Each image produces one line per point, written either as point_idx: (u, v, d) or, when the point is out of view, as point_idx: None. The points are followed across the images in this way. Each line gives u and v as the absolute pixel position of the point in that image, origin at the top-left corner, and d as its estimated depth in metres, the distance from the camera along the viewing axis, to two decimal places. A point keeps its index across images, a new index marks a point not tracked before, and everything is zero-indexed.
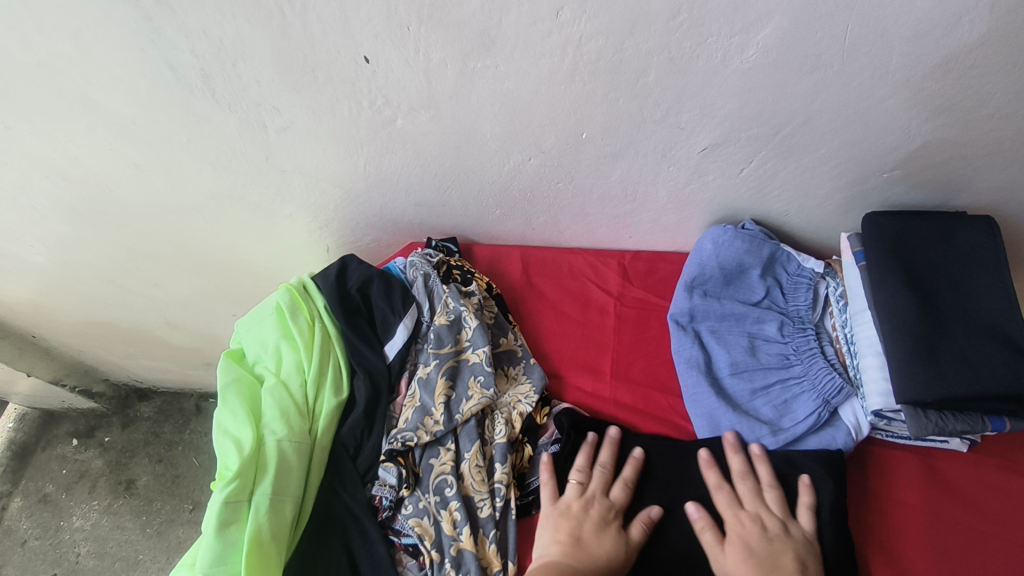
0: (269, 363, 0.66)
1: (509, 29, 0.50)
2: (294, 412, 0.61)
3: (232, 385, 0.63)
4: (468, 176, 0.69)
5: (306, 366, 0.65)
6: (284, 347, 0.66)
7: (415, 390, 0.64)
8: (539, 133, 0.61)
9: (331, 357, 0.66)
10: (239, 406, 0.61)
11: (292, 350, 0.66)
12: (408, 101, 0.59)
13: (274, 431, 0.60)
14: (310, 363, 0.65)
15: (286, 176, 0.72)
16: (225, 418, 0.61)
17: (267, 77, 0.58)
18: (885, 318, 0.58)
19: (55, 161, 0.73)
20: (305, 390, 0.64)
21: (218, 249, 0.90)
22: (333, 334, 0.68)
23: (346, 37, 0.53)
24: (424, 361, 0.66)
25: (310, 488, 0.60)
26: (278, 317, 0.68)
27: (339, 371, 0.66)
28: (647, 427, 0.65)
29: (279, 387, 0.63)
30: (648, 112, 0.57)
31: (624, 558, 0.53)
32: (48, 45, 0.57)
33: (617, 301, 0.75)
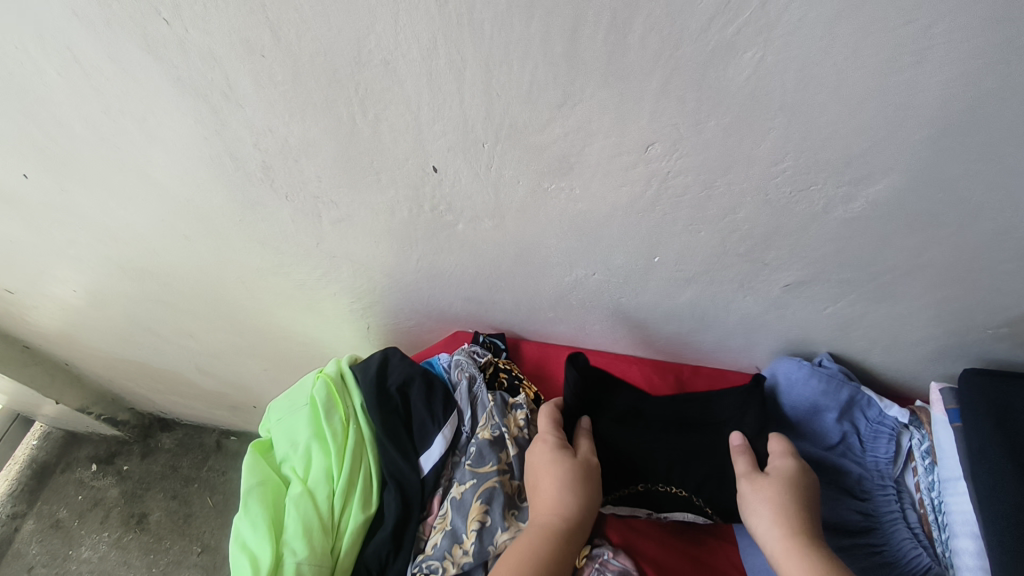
0: (300, 464, 0.62)
1: (592, 156, 0.46)
2: (318, 529, 0.57)
3: (257, 489, 0.60)
4: (525, 282, 0.65)
5: (338, 472, 0.61)
6: (315, 449, 0.62)
7: (445, 515, 0.59)
8: (608, 251, 0.57)
9: (364, 463, 0.62)
10: (261, 517, 0.57)
11: (325, 452, 0.62)
12: (472, 210, 0.55)
13: (294, 551, 0.55)
14: (342, 469, 0.61)
15: (335, 261, 0.69)
16: (246, 528, 0.57)
17: (328, 175, 0.55)
18: (986, 498, 0.51)
19: (106, 222, 0.72)
20: (331, 502, 0.59)
21: (257, 313, 0.88)
22: (369, 438, 0.64)
23: (416, 148, 0.50)
24: (458, 480, 0.61)
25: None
26: (311, 412, 0.65)
27: (372, 482, 0.62)
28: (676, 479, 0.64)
29: (306, 496, 0.59)
30: (731, 245, 0.52)
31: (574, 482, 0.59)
32: (113, 125, 0.56)
33: None
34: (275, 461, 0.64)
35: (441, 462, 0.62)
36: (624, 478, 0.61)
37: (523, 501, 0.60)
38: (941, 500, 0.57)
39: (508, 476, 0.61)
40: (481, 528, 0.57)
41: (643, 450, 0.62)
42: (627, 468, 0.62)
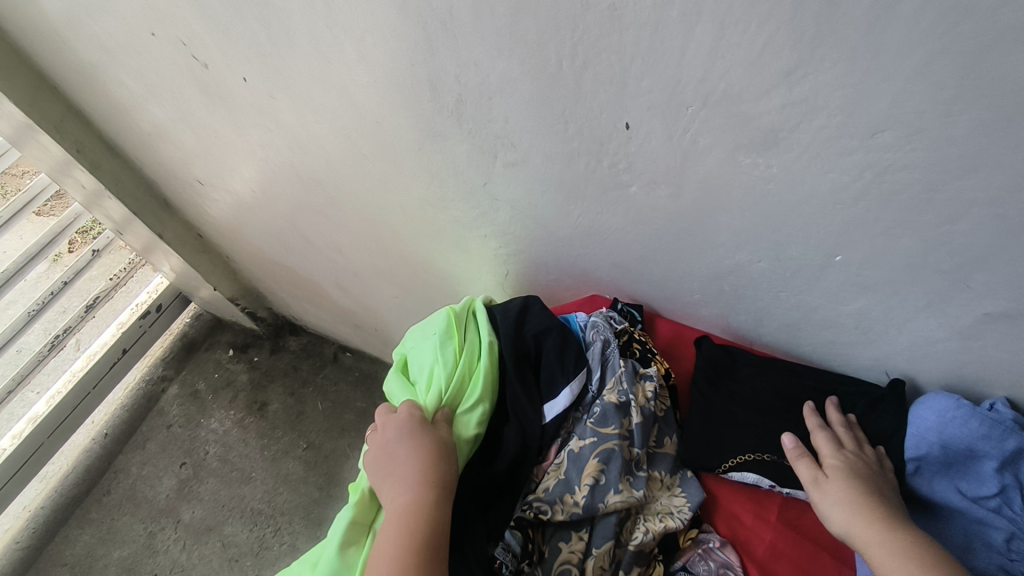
0: (428, 388, 0.65)
1: (802, 136, 0.44)
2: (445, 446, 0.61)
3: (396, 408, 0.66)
4: (682, 257, 0.63)
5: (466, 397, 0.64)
6: (436, 374, 0.65)
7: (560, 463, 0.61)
8: (784, 241, 0.54)
9: (488, 390, 0.64)
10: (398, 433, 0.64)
11: (452, 378, 0.65)
12: (651, 173, 0.55)
13: None
14: (470, 394, 0.64)
15: (496, 203, 0.71)
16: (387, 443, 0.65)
17: (516, 117, 0.57)
18: None
19: (298, 132, 0.80)
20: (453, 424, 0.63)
21: (405, 242, 0.93)
22: (494, 368, 0.65)
23: (615, 102, 0.50)
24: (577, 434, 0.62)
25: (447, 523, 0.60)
26: (436, 341, 0.68)
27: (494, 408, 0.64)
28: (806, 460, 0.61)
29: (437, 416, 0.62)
30: (932, 259, 0.48)
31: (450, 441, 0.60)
32: (331, 41, 0.61)
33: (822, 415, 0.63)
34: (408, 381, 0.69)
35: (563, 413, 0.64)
36: (721, 442, 0.64)
37: (637, 470, 0.61)
38: None
39: (629, 442, 0.62)
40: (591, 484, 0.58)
41: (766, 427, 0.64)
42: (739, 428, 0.64)
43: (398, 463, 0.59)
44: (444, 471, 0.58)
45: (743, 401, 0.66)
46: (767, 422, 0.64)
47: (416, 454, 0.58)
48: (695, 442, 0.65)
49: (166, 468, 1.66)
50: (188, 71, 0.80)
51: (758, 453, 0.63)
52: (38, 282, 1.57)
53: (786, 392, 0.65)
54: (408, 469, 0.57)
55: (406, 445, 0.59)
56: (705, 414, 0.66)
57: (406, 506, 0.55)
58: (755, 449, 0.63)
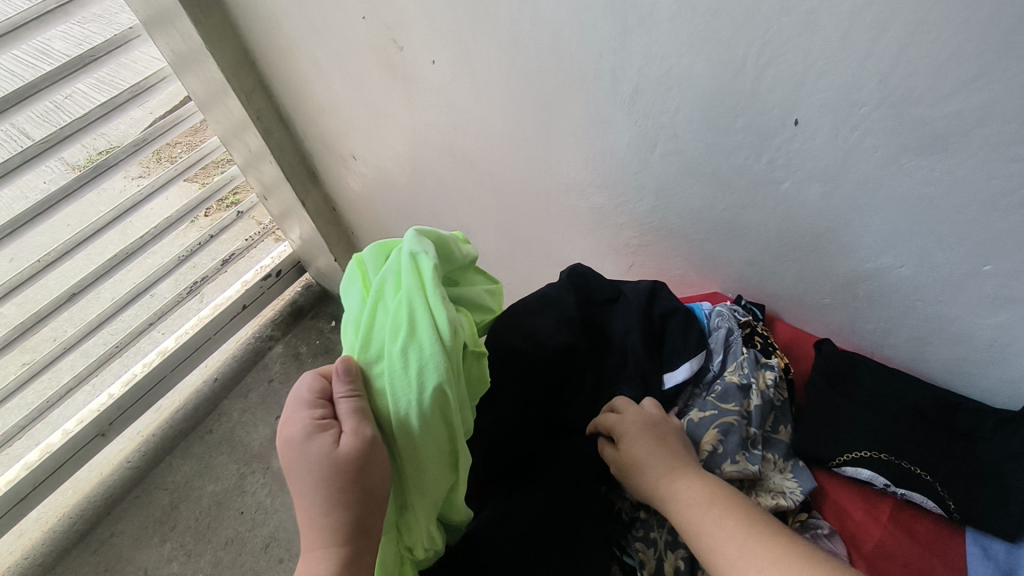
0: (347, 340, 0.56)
1: (972, 142, 0.48)
2: (362, 413, 0.51)
3: None
4: (820, 256, 0.67)
5: (390, 333, 0.52)
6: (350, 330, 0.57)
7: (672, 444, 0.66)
8: (932, 247, 0.58)
9: (413, 314, 0.53)
10: None
11: (369, 312, 0.54)
12: (809, 170, 0.60)
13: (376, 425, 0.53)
14: (392, 329, 0.53)
15: (641, 192, 0.78)
16: None
17: (688, 108, 0.64)
18: None
19: (466, 112, 0.90)
20: (376, 374, 0.53)
21: (535, 227, 1.02)
22: (415, 283, 0.54)
23: (790, 99, 0.55)
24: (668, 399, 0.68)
25: (417, 505, 0.53)
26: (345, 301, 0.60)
27: (425, 335, 0.52)
28: (925, 467, 0.63)
29: (376, 370, 0.53)
30: None
31: (351, 463, 0.49)
32: (528, 31, 0.70)
33: (945, 428, 0.64)
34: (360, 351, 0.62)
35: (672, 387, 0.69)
36: (837, 437, 0.67)
37: (753, 448, 0.64)
38: None
39: (746, 421, 0.65)
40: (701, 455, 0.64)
41: (886, 430, 0.66)
42: (858, 427, 0.67)
43: (301, 497, 0.50)
44: (355, 513, 0.49)
45: (863, 403, 0.68)
46: (886, 425, 0.66)
47: (321, 498, 0.49)
48: (811, 435, 0.68)
49: (263, 419, 1.80)
50: (381, 51, 0.92)
51: (876, 453, 0.65)
52: (176, 239, 1.61)
53: (908, 400, 0.66)
54: (317, 512, 0.49)
55: (311, 478, 0.49)
56: (822, 410, 0.69)
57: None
58: (872, 448, 0.66)
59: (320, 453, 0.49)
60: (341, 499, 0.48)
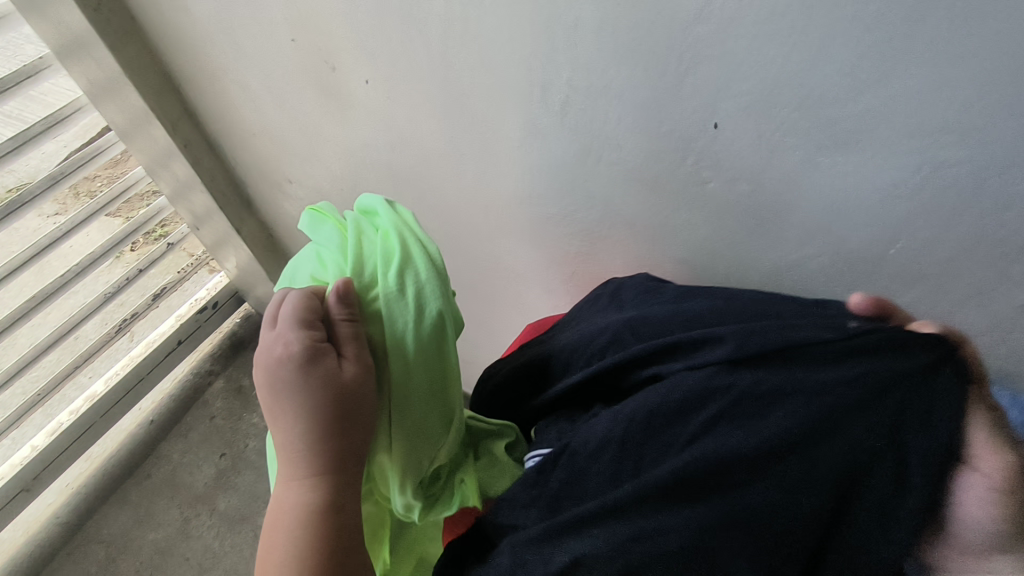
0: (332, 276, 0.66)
1: (875, 135, 0.53)
2: (359, 338, 0.60)
3: None
4: (748, 252, 0.72)
5: (383, 260, 0.63)
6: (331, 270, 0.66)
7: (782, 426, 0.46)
8: (846, 235, 0.63)
9: (403, 240, 0.65)
10: None
11: (357, 243, 0.65)
12: (732, 170, 0.64)
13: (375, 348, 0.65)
14: (383, 257, 0.63)
15: (579, 199, 0.81)
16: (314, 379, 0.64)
17: (618, 117, 0.67)
18: None
19: (404, 130, 0.90)
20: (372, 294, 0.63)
21: (478, 241, 1.03)
22: (401, 223, 0.67)
23: (711, 104, 0.59)
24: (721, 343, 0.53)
25: (399, 440, 0.60)
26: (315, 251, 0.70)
27: (416, 257, 0.63)
28: None
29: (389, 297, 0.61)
30: (980, 249, 0.56)
31: (365, 384, 0.59)
32: (460, 48, 0.72)
33: None
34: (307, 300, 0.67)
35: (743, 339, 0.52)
36: None
37: None
38: None
39: None
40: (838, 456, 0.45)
41: None
42: None
43: (292, 408, 0.59)
44: (353, 441, 0.58)
45: None
46: None
47: (315, 417, 0.58)
48: None
49: (206, 459, 1.72)
50: (313, 73, 0.92)
51: None
52: (99, 277, 1.50)
53: None
54: (306, 432, 0.58)
55: (316, 395, 0.58)
56: None
57: (294, 507, 0.57)
58: None
59: (328, 374, 0.58)
60: (316, 432, 0.58)
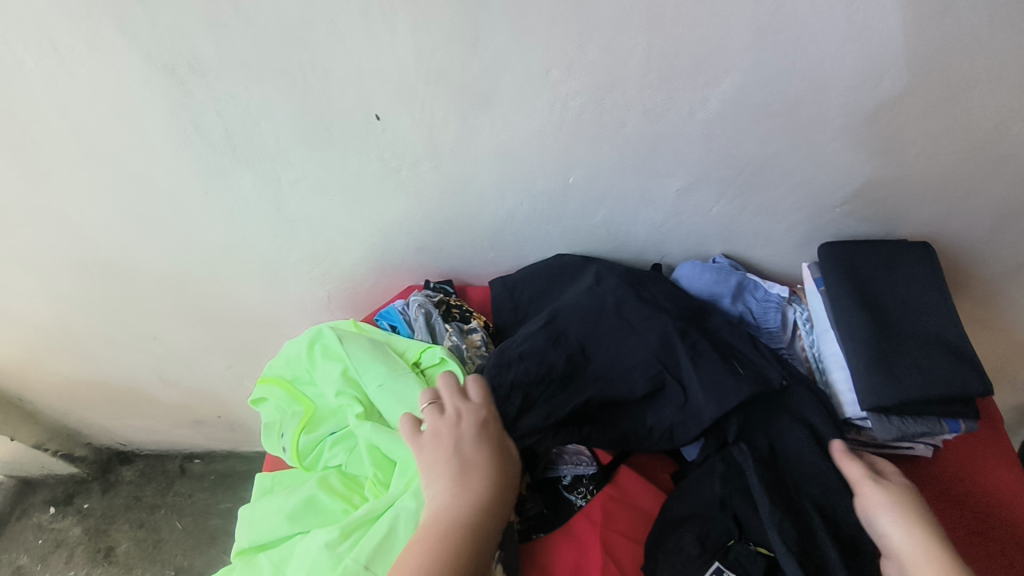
0: (285, 378, 0.74)
1: (504, 89, 0.58)
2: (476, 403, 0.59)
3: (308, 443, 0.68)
4: (465, 221, 0.75)
5: (367, 356, 0.69)
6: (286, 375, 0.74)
7: (659, 419, 0.62)
8: (530, 179, 0.68)
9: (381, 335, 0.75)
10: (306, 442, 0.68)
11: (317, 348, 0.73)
12: (413, 154, 0.66)
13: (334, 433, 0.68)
14: (363, 351, 0.70)
15: (294, 226, 0.77)
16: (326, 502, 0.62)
17: (286, 136, 0.64)
18: (847, 322, 0.66)
19: (71, 217, 0.78)
20: (333, 385, 0.69)
21: (220, 299, 0.94)
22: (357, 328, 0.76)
23: (361, 99, 0.60)
24: (643, 333, 0.64)
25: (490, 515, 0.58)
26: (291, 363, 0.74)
27: (410, 352, 0.71)
28: None
29: (354, 411, 0.66)
30: (627, 158, 0.65)
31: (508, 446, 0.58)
32: (85, 112, 0.63)
33: None
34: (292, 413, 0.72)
35: (657, 341, 0.63)
36: None
37: None
38: (819, 351, 0.71)
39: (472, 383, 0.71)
40: (805, 433, 0.61)
41: None
42: None
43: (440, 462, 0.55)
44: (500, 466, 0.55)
45: None
46: None
47: (437, 486, 0.53)
48: None
49: None
50: None
51: None
52: None
53: None
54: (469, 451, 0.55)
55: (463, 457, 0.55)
56: None
57: (438, 519, 0.51)
58: None
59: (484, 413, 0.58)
60: (494, 469, 0.54)
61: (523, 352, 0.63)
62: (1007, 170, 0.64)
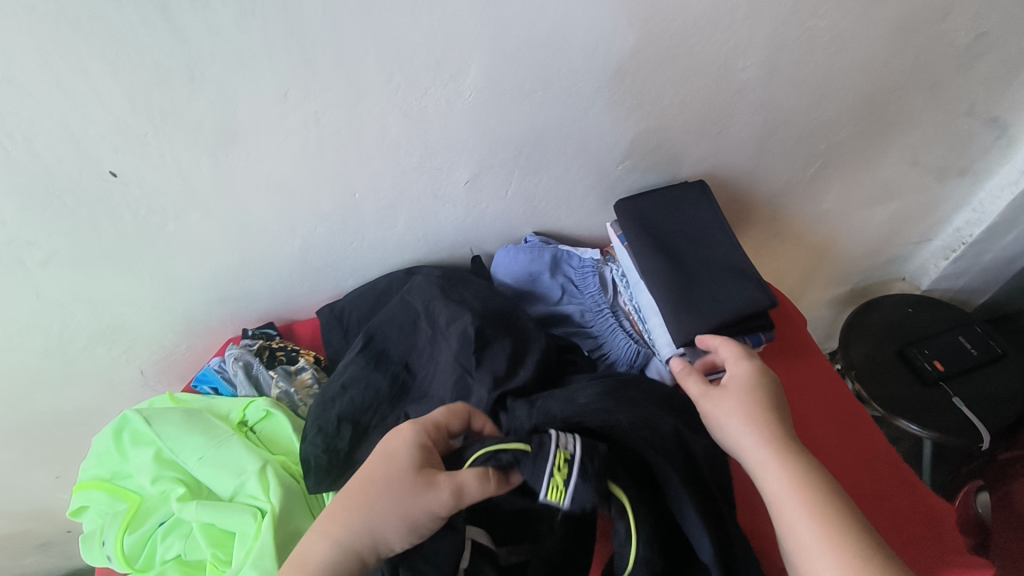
0: (93, 480, 0.65)
1: (247, 117, 0.54)
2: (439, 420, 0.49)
3: (132, 542, 0.60)
4: (262, 259, 0.70)
5: (183, 430, 0.63)
6: (93, 475, 0.64)
7: None
8: (315, 202, 0.65)
9: (200, 403, 0.68)
10: (128, 542, 0.60)
11: (125, 436, 0.64)
12: (173, 204, 0.60)
13: (161, 523, 0.61)
14: (179, 425, 0.63)
15: (66, 309, 0.68)
16: None
17: (9, 215, 0.56)
18: (647, 269, 0.69)
19: None
20: (150, 470, 0.61)
21: (10, 409, 0.80)
22: (170, 402, 0.68)
23: (86, 158, 0.53)
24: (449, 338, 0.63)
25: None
26: (96, 462, 0.65)
27: (234, 414, 0.66)
28: None
29: (177, 495, 0.60)
30: (406, 161, 0.64)
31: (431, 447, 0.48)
32: None
33: None
34: (111, 513, 0.63)
35: (457, 341, 0.62)
36: None
37: None
38: (637, 301, 0.74)
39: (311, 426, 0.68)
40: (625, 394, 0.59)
41: None
42: None
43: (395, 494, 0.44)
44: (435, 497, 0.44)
45: None
46: None
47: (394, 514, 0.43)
48: None
49: None
50: None
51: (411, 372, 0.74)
52: None
53: None
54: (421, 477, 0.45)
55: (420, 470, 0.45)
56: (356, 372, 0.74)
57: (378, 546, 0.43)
58: None
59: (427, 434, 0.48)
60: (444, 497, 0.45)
61: (346, 383, 0.63)
62: (746, 103, 0.70)
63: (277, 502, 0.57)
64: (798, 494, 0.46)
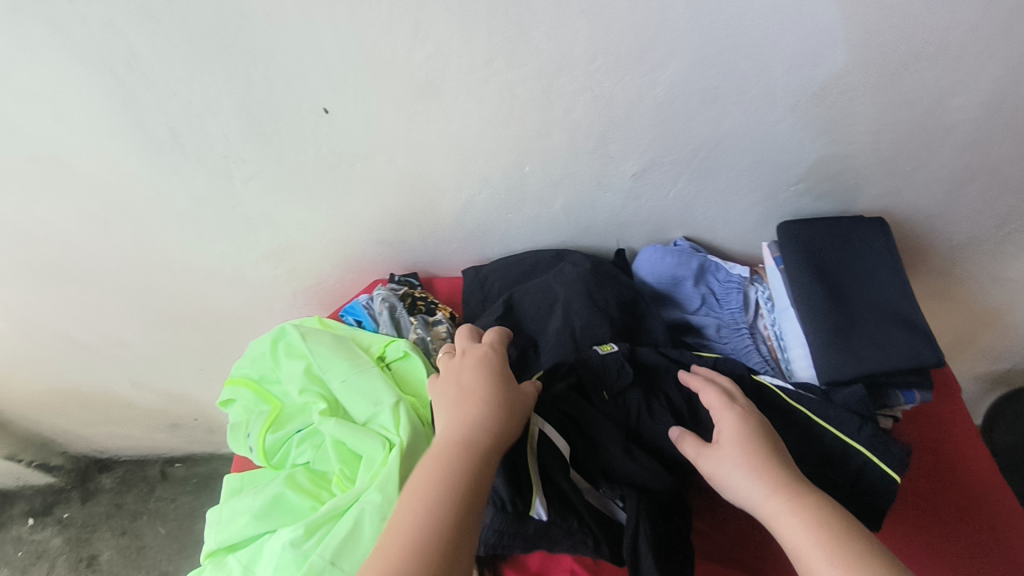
0: (246, 377, 0.72)
1: (451, 78, 0.58)
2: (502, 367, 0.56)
3: (273, 440, 0.67)
4: (424, 212, 0.74)
5: (332, 352, 0.69)
6: (248, 374, 0.72)
7: None
8: (486, 167, 0.68)
9: (346, 331, 0.74)
10: (270, 440, 0.67)
11: (281, 346, 0.71)
12: (365, 147, 0.65)
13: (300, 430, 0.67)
14: (328, 347, 0.69)
15: (252, 224, 0.76)
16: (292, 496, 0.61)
17: (233, 132, 0.63)
18: (804, 299, 0.66)
19: (19, 222, 0.74)
20: (298, 380, 0.68)
21: (184, 300, 0.90)
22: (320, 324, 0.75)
23: (308, 92, 0.59)
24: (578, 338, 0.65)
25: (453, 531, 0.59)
26: (252, 363, 0.72)
27: (375, 347, 0.71)
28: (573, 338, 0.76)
29: (319, 408, 0.66)
30: (581, 144, 0.65)
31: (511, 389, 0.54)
32: (25, 117, 0.61)
33: None
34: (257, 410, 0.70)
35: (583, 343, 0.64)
36: None
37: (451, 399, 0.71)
38: (780, 329, 0.72)
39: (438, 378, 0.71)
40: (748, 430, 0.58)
41: None
42: None
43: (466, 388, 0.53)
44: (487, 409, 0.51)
45: None
46: None
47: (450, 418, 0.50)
48: None
49: None
50: None
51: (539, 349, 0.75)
52: None
53: None
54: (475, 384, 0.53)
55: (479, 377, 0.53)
56: None
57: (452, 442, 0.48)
58: None
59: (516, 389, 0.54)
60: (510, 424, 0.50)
61: None
62: (952, 145, 0.65)
63: (405, 437, 0.61)
64: (818, 544, 0.41)
